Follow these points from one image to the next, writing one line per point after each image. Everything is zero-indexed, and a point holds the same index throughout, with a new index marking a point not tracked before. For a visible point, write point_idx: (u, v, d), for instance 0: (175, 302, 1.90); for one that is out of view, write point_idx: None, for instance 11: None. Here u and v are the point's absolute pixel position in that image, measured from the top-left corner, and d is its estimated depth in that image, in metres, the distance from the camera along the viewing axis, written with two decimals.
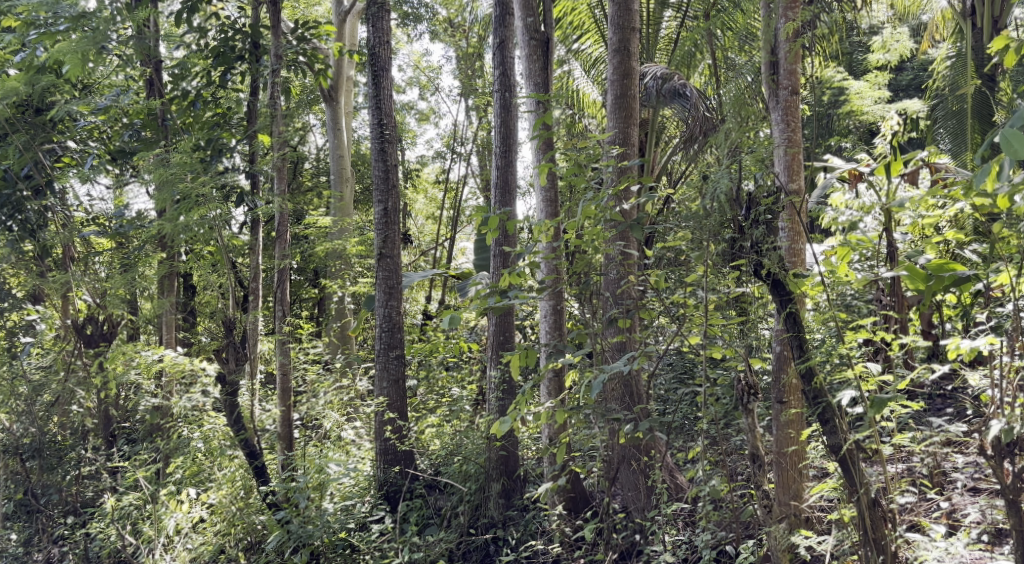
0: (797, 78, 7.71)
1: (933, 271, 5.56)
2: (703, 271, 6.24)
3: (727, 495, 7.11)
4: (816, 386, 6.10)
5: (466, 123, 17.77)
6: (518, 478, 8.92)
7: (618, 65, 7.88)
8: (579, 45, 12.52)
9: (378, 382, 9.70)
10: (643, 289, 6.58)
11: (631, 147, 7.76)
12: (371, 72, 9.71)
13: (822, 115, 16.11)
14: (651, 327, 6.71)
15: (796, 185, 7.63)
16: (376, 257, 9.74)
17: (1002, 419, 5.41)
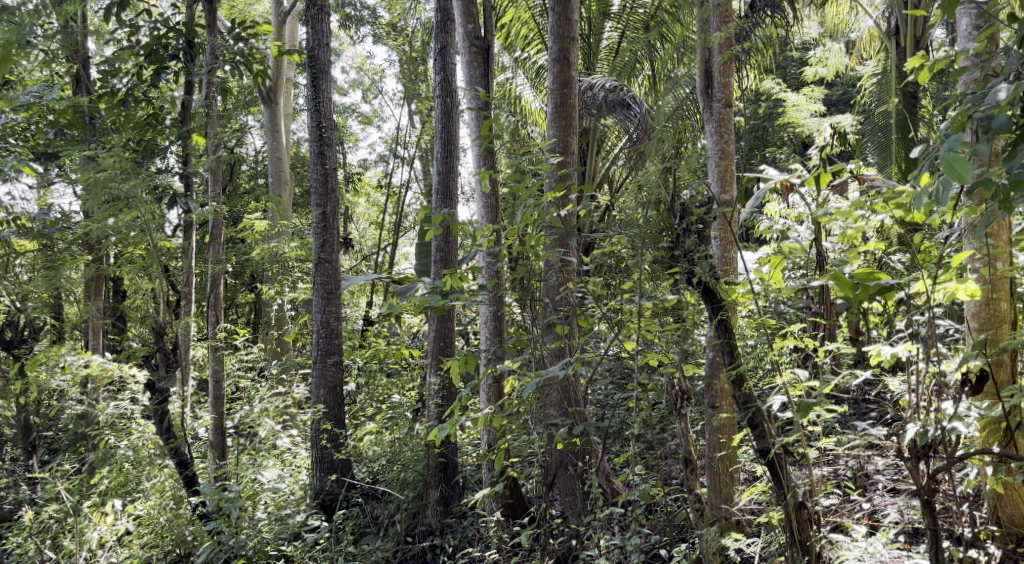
0: (730, 90, 7.89)
1: (860, 281, 5.61)
2: (639, 278, 6.44)
3: (662, 501, 7.29)
4: (746, 392, 6.19)
5: (409, 127, 17.84)
6: (457, 485, 9.06)
7: (558, 75, 8.02)
8: (522, 53, 12.64)
9: (315, 388, 9.76)
10: (581, 296, 6.69)
11: (571, 156, 7.89)
12: (310, 74, 9.75)
13: (758, 127, 16.53)
14: (589, 333, 6.82)
15: (728, 196, 7.77)
16: (314, 261, 9.78)
17: (917, 422, 5.56)
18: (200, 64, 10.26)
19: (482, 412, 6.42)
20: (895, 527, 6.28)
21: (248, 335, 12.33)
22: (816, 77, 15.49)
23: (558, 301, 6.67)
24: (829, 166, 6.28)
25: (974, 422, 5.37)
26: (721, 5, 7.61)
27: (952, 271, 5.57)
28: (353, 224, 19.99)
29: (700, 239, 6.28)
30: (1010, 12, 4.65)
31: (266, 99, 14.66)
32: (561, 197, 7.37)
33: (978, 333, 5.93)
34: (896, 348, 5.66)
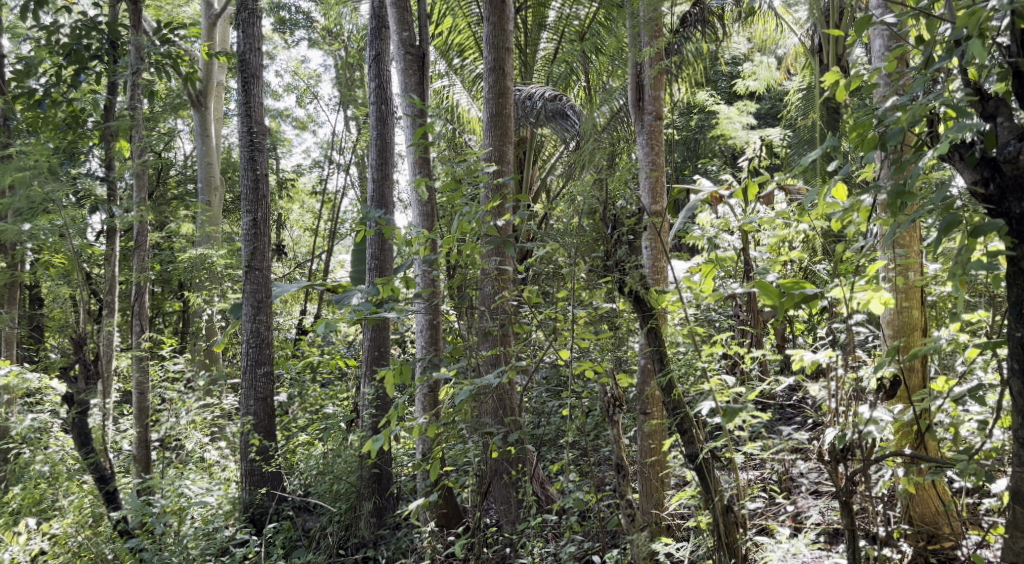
0: (661, 103, 8.05)
1: (784, 289, 5.52)
2: (573, 287, 6.54)
3: (595, 507, 7.39)
4: (675, 397, 6.26)
5: (345, 133, 17.83)
6: (390, 495, 9.19)
7: (494, 84, 7.99)
8: (460, 61, 12.81)
9: (244, 399, 9.72)
10: (517, 304, 6.63)
11: (507, 164, 7.83)
12: (241, 78, 9.72)
13: (691, 139, 16.90)
14: (526, 343, 6.79)
15: (660, 207, 7.91)
16: (244, 269, 9.75)
17: (836, 427, 5.73)
18: (123, 65, 10.08)
19: (416, 422, 6.32)
20: (816, 529, 6.45)
21: (175, 343, 12.21)
22: (745, 90, 15.88)
23: (493, 309, 6.61)
24: (757, 177, 6.10)
25: (888, 426, 5.56)
26: (651, 20, 7.76)
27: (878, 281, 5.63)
28: (286, 232, 19.91)
29: (630, 248, 6.37)
30: (921, 34, 4.83)
31: (196, 102, 14.48)
32: (496, 208, 7.43)
33: (895, 340, 6.14)
34: (816, 355, 5.82)
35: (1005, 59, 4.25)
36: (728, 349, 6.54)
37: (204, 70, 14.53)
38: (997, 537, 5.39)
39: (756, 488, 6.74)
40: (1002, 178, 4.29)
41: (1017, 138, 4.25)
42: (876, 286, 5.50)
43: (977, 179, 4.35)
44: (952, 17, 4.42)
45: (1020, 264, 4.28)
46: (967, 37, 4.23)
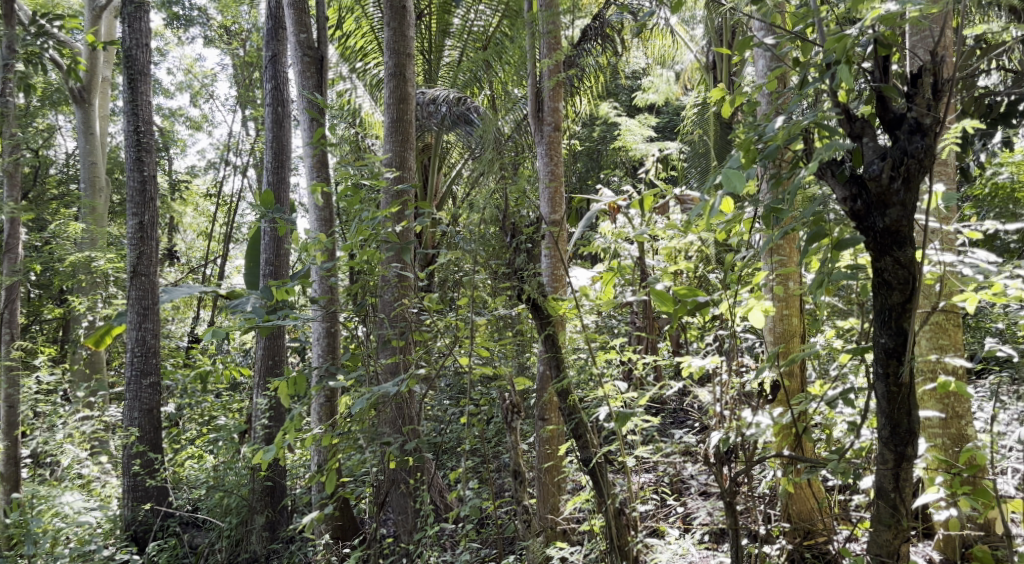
0: (560, 114, 7.97)
1: (678, 296, 5.67)
2: (473, 294, 6.57)
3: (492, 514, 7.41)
4: (570, 403, 6.31)
5: (243, 134, 17.64)
6: (283, 510, 9.14)
7: (394, 89, 7.94)
8: (364, 64, 12.74)
9: (128, 411, 9.56)
10: (417, 311, 6.59)
11: (408, 171, 7.78)
12: (127, 76, 9.54)
13: (594, 149, 17.20)
14: (426, 351, 6.69)
15: (558, 217, 7.73)
16: (130, 274, 9.53)
17: (720, 429, 5.90)
18: None
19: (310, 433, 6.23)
20: (703, 530, 6.59)
21: (53, 352, 11.82)
22: (644, 103, 16.26)
23: (390, 316, 6.54)
24: (654, 188, 6.12)
25: (769, 428, 5.70)
26: (550, 31, 7.83)
27: (768, 293, 5.76)
28: (179, 236, 19.52)
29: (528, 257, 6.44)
30: (799, 56, 5.06)
31: (79, 97, 14.23)
32: (397, 214, 7.32)
33: (775, 347, 6.41)
34: (704, 360, 6.00)
35: (868, 83, 4.54)
36: (622, 357, 6.67)
37: (87, 66, 14.15)
38: (866, 532, 5.67)
39: (648, 490, 6.78)
40: (868, 195, 4.52)
41: (880, 157, 4.50)
42: (760, 296, 5.71)
43: (845, 195, 4.57)
44: (823, 40, 4.69)
45: (883, 275, 4.55)
46: (834, 62, 4.52)
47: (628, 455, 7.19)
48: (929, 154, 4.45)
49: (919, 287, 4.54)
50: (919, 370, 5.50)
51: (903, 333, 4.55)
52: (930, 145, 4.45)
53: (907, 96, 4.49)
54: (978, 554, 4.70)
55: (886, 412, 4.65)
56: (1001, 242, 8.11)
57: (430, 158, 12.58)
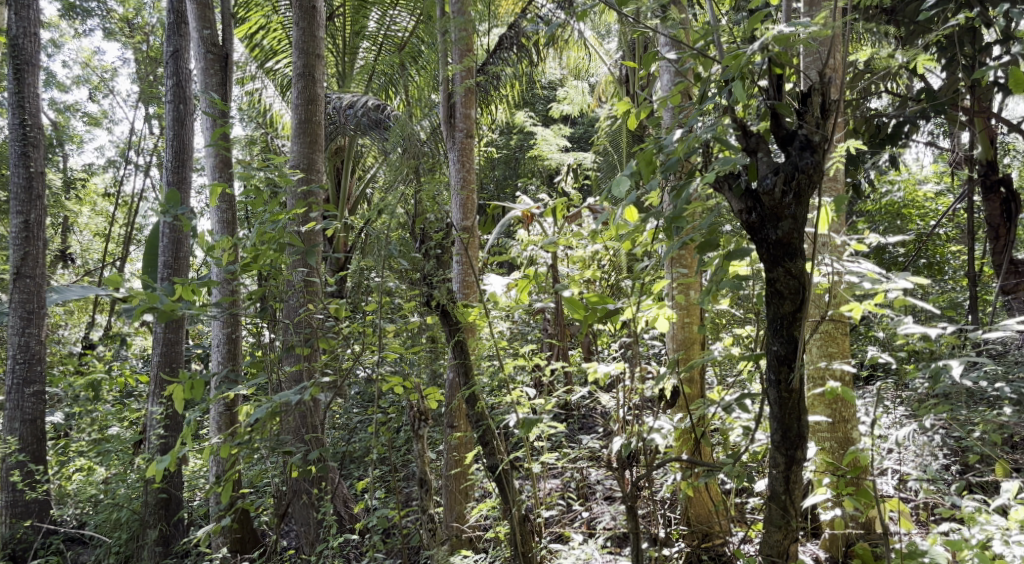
0: (472, 122, 7.87)
1: (588, 303, 5.66)
2: (378, 299, 6.25)
3: (397, 522, 7.29)
4: (479, 410, 6.23)
5: (145, 132, 17.17)
6: (178, 523, 8.72)
7: (303, 90, 7.79)
8: (274, 64, 12.24)
9: (8, 422, 9.01)
10: (323, 318, 6.45)
11: (316, 173, 7.69)
12: (12, 66, 9.14)
13: (511, 156, 17.19)
14: (332, 358, 6.44)
15: (470, 224, 7.60)
16: (12, 277, 9.16)
17: (623, 434, 5.90)
18: None
19: (207, 442, 6.01)
20: (607, 535, 6.44)
21: None
22: (559, 115, 16.37)
23: (295, 320, 6.40)
24: (566, 195, 6.08)
25: (669, 433, 5.76)
26: (463, 37, 7.79)
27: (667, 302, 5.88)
28: (75, 236, 18.87)
29: (438, 263, 6.38)
30: (699, 70, 5.20)
31: None
32: (305, 216, 7.15)
33: (674, 353, 6.51)
34: (609, 367, 5.98)
35: (763, 100, 4.73)
36: (530, 364, 6.56)
37: None
38: (759, 532, 5.82)
39: (554, 495, 6.67)
40: (762, 207, 4.70)
41: (773, 172, 4.68)
42: (663, 304, 5.79)
43: (740, 208, 4.74)
44: (721, 57, 4.84)
45: (775, 285, 4.72)
46: (731, 79, 4.68)
47: (536, 461, 7.17)
48: (818, 170, 4.65)
49: (808, 297, 4.72)
50: (808, 376, 5.68)
51: (794, 341, 4.73)
52: (819, 162, 4.65)
53: (798, 114, 4.69)
54: (858, 551, 5.10)
55: (777, 417, 4.81)
56: (890, 255, 8.42)
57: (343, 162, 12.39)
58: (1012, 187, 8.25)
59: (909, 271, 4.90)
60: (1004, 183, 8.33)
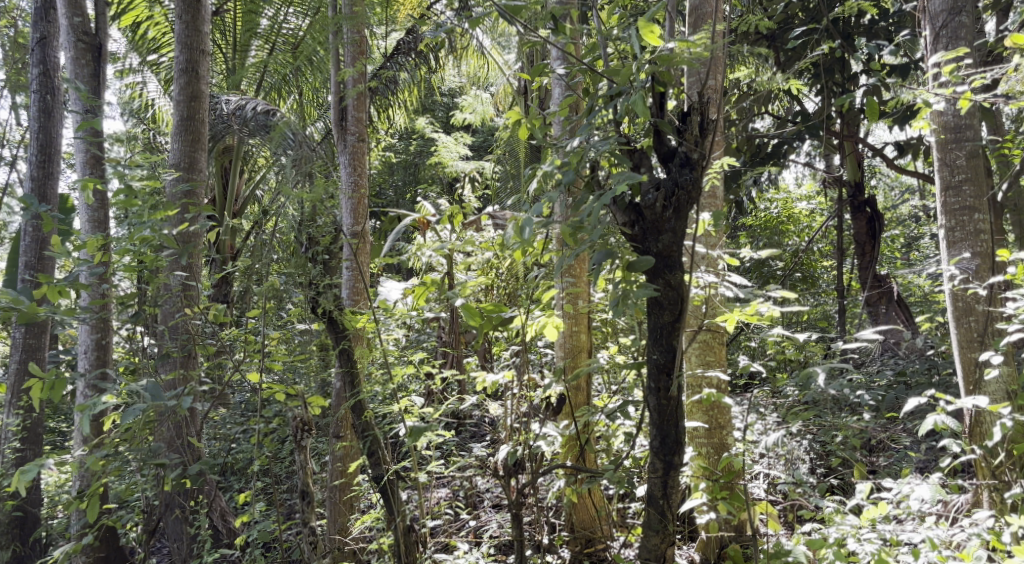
0: (365, 124, 7.70)
1: (483, 311, 5.57)
2: (262, 305, 6.08)
3: (277, 536, 7.09)
4: (365, 419, 6.00)
5: (15, 122, 16.37)
6: (35, 542, 8.37)
7: (185, 86, 6.78)
8: (156, 56, 11.30)
9: None
10: (201, 324, 6.23)
11: (200, 179, 6.71)
12: None
13: (409, 163, 17.08)
14: (215, 365, 6.30)
15: (360, 228, 7.53)
16: None
17: (509, 442, 5.85)
18: None
19: (72, 453, 5.65)
20: (493, 540, 6.22)
21: None
22: (461, 123, 16.34)
23: (171, 325, 6.10)
24: (462, 203, 6.01)
25: (555, 441, 5.79)
26: (355, 39, 7.58)
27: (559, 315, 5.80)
28: None
29: (326, 270, 6.13)
30: (588, 85, 5.32)
31: None
32: (184, 216, 6.48)
33: (562, 361, 6.46)
34: (499, 377, 5.86)
35: (647, 116, 4.91)
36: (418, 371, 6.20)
37: None
38: (639, 537, 5.98)
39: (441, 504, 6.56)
40: (644, 221, 4.90)
41: (655, 187, 4.89)
42: (552, 311, 5.79)
43: (624, 221, 4.94)
44: (609, 72, 4.99)
45: (656, 296, 4.91)
46: (619, 93, 4.83)
47: (423, 471, 7.08)
48: (696, 186, 4.85)
49: (687, 307, 4.92)
50: (686, 384, 5.86)
51: (672, 350, 4.91)
52: (697, 178, 4.85)
53: (679, 132, 4.89)
54: (729, 553, 5.45)
55: (656, 423, 4.98)
56: (769, 268, 8.78)
57: (231, 162, 12.07)
58: (878, 207, 8.61)
59: (779, 284, 5.12)
60: (869, 202, 8.70)
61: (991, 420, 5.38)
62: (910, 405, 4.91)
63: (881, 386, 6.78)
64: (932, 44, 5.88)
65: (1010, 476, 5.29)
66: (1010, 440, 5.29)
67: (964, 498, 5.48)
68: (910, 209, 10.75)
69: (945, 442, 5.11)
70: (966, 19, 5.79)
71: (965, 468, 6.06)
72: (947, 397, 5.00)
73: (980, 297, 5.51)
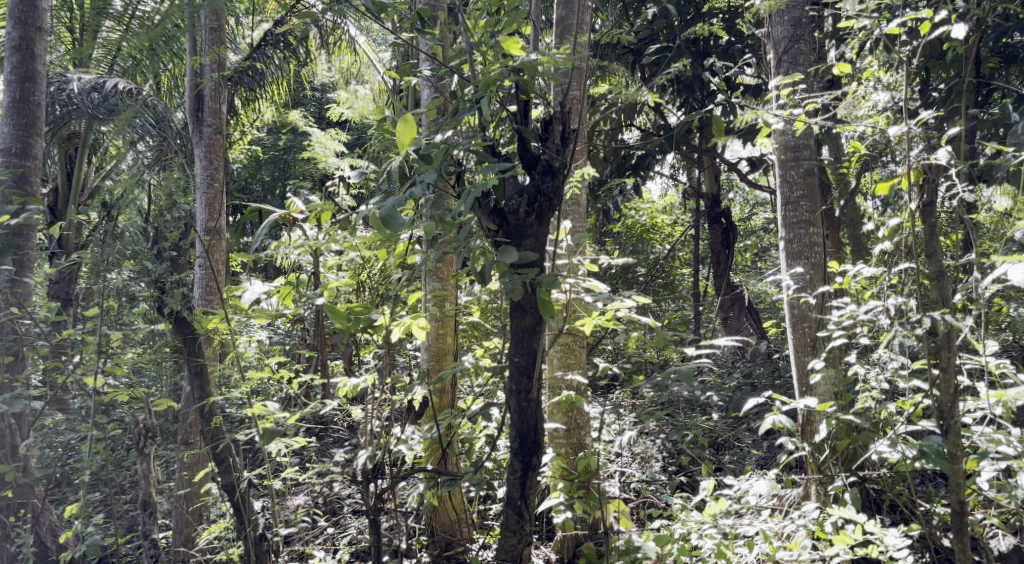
0: (221, 117, 7.42)
1: (352, 313, 5.45)
2: (103, 305, 5.80)
3: (120, 545, 6.82)
4: (215, 425, 5.71)
5: None
6: None
7: (18, 65, 6.25)
8: None
9: None
10: (35, 323, 5.91)
11: (32, 166, 6.26)
12: None
13: (276, 157, 16.66)
14: (53, 366, 6.02)
15: (217, 223, 7.28)
16: None
17: (368, 446, 5.79)
18: None
19: None
20: (348, 543, 6.18)
21: None
22: (334, 120, 16.04)
23: None
24: (334, 203, 5.75)
25: (417, 445, 5.75)
26: (216, 28, 7.40)
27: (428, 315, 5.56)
28: None
29: (172, 267, 5.81)
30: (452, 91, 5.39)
31: None
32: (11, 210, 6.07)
33: (427, 365, 6.49)
34: (359, 379, 5.80)
35: (511, 123, 5.05)
36: (277, 374, 6.03)
37: None
38: (497, 538, 6.09)
39: (297, 510, 6.47)
40: (508, 227, 5.02)
41: (518, 193, 5.03)
42: (417, 313, 5.72)
43: (487, 226, 5.03)
44: (473, 79, 5.08)
45: (518, 299, 5.00)
46: (482, 100, 4.93)
47: (278, 474, 6.96)
48: (557, 194, 5.01)
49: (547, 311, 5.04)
50: (546, 387, 6.01)
51: (533, 352, 5.01)
52: (558, 186, 5.01)
53: (541, 140, 5.05)
54: (584, 550, 5.62)
55: (517, 425, 5.07)
56: (633, 274, 8.95)
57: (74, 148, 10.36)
58: (733, 218, 9.10)
59: (635, 289, 5.35)
60: (724, 213, 9.18)
61: (819, 418, 5.67)
62: (750, 404, 5.17)
63: (728, 388, 7.06)
64: (775, 67, 6.17)
65: (834, 471, 5.54)
66: (833, 436, 5.52)
67: (797, 492, 5.76)
68: (764, 219, 11.21)
69: (781, 440, 5.41)
70: (804, 46, 6.10)
71: (803, 466, 6.40)
72: (782, 397, 5.30)
73: (811, 304, 5.79)
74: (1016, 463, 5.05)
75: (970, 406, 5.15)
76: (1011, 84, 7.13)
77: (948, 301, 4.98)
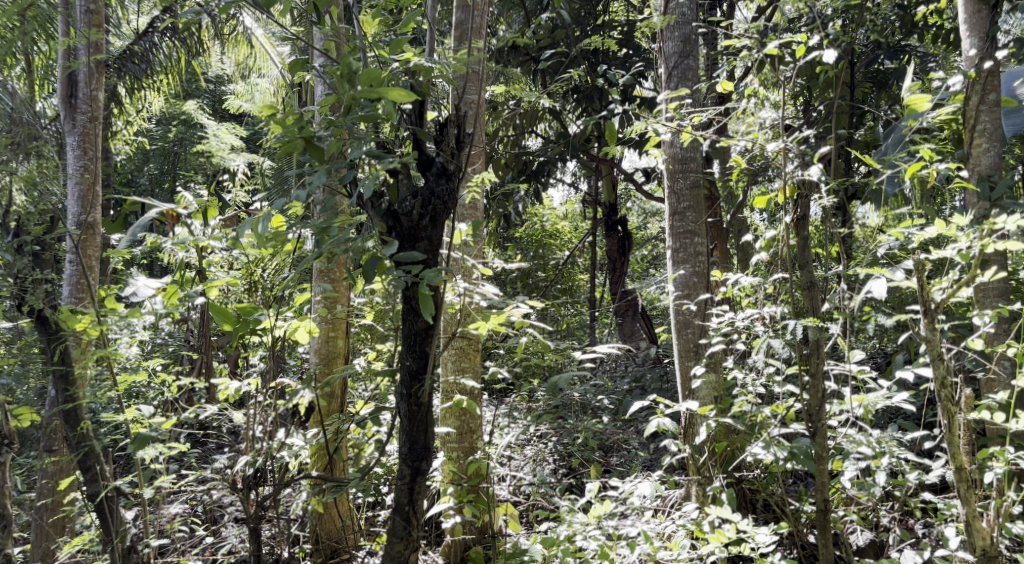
0: (98, 104, 7.08)
1: (239, 313, 5.27)
2: None
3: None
4: (80, 430, 5.47)
5: None
6: None
7: None
8: None
9: None
10: None
11: None
12: None
13: (165, 150, 16.12)
14: None
15: (92, 216, 6.86)
16: None
17: (249, 451, 5.66)
18: None
19: None
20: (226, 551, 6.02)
21: None
22: (230, 113, 15.65)
23: None
24: (220, 199, 5.76)
25: (302, 450, 5.60)
26: (95, 13, 7.07)
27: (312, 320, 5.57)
28: None
29: (34, 262, 5.65)
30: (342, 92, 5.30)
31: None
32: None
33: (315, 368, 6.38)
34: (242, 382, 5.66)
35: (404, 126, 5.00)
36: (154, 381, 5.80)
37: None
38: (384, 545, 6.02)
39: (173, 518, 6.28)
40: (399, 228, 4.96)
41: (412, 196, 4.99)
42: (304, 315, 5.59)
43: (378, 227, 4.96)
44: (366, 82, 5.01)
45: (409, 302, 4.95)
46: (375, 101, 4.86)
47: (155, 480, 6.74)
48: (452, 197, 4.98)
49: (438, 314, 4.99)
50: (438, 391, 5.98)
51: (424, 356, 4.97)
52: (452, 189, 4.98)
53: (435, 143, 5.01)
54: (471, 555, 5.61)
55: (406, 429, 5.02)
56: (533, 281, 9.11)
57: None
58: (628, 226, 9.21)
59: (525, 294, 5.36)
60: (620, 222, 9.30)
61: (700, 421, 5.72)
62: (634, 406, 5.21)
63: (616, 394, 7.12)
64: (665, 81, 6.25)
65: (714, 472, 5.63)
66: (712, 438, 5.60)
67: (679, 494, 5.83)
68: (655, 226, 11.39)
69: (664, 442, 5.45)
70: (693, 62, 6.20)
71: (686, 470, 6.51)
72: (666, 400, 5.32)
73: (694, 310, 5.87)
74: (876, 464, 5.25)
75: (836, 409, 5.33)
76: (883, 107, 7.46)
77: (816, 309, 5.09)
